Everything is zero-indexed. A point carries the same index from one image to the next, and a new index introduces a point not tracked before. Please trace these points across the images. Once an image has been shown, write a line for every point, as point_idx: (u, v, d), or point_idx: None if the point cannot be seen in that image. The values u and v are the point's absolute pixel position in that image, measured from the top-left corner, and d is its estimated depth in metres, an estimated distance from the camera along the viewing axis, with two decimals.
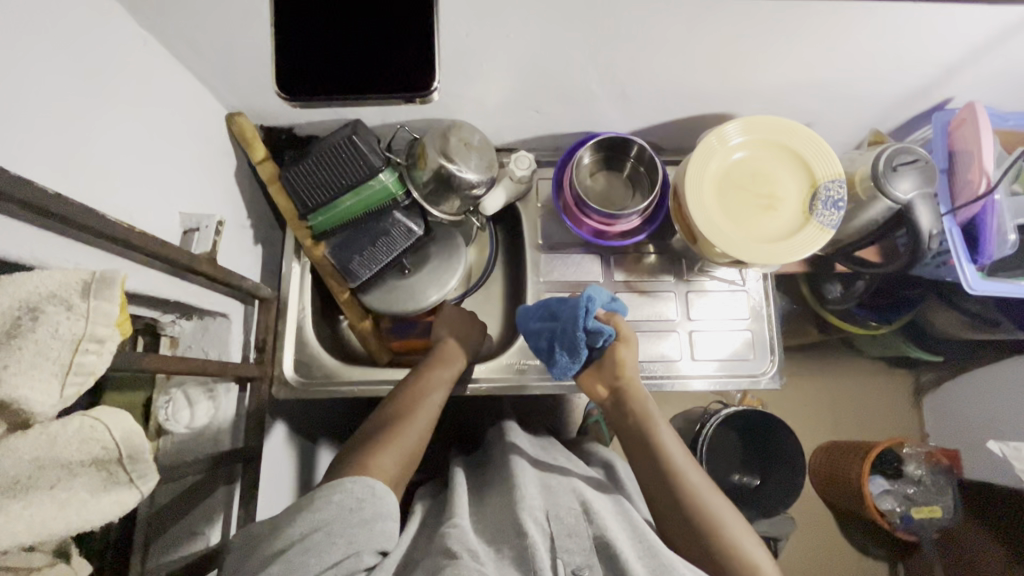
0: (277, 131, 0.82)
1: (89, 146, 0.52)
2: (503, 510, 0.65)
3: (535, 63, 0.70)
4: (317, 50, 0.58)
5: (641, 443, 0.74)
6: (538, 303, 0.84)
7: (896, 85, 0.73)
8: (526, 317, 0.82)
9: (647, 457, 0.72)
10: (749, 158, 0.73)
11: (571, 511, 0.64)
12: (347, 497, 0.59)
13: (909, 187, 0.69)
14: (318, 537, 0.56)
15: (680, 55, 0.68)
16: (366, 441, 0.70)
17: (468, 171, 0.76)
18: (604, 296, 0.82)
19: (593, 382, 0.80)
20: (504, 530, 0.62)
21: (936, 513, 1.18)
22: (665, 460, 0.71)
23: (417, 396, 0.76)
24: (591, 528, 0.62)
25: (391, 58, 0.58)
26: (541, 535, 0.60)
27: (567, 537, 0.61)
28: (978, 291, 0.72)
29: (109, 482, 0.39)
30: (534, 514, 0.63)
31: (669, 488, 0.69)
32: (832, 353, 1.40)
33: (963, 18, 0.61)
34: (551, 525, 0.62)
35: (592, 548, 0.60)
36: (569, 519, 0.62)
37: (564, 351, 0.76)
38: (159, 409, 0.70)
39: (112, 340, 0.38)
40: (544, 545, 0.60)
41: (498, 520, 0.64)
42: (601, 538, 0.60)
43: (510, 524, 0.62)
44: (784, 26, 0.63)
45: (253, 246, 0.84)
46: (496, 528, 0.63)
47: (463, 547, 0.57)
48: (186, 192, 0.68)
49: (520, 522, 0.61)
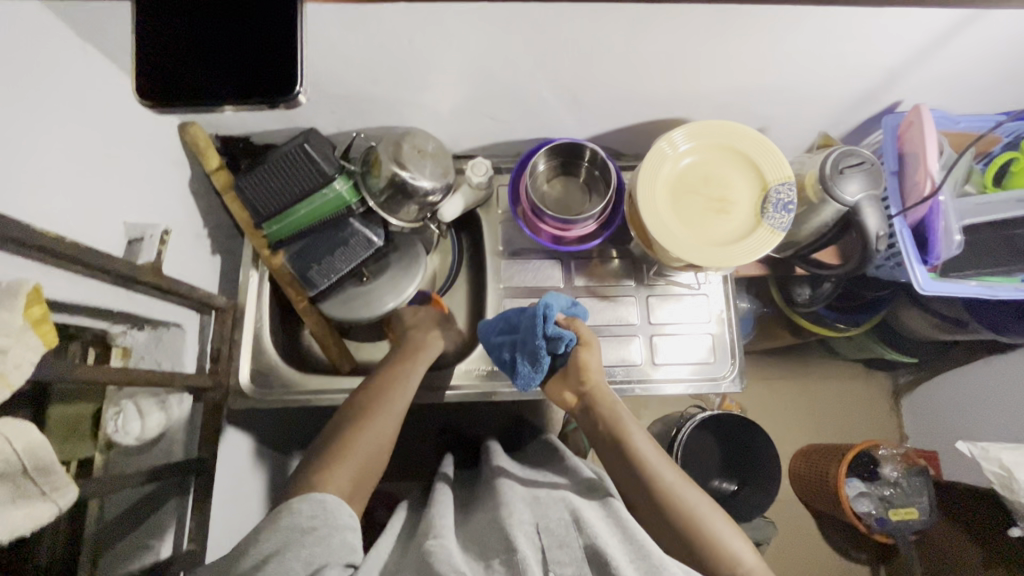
0: (233, 140, 0.82)
1: (25, 156, 0.52)
2: (489, 529, 0.62)
3: (485, 69, 0.70)
4: (186, 59, 0.52)
5: (614, 454, 0.73)
6: (498, 316, 0.83)
7: (843, 89, 0.74)
8: (487, 331, 0.81)
9: (619, 460, 0.72)
10: (698, 163, 0.74)
11: (561, 522, 0.60)
12: (296, 515, 0.58)
13: (856, 189, 0.70)
14: (273, 565, 0.54)
15: (626, 61, 0.69)
16: (326, 448, 0.70)
17: (421, 178, 0.76)
18: (564, 301, 0.81)
19: (559, 389, 0.79)
20: (491, 547, 0.58)
21: (914, 514, 1.17)
22: (638, 464, 0.70)
23: (390, 388, 0.76)
24: (581, 537, 0.58)
25: (261, 60, 0.52)
26: (530, 549, 0.57)
27: (558, 548, 0.57)
28: (929, 292, 0.73)
29: (17, 496, 0.39)
30: (523, 528, 0.60)
31: (645, 490, 0.69)
32: (807, 356, 1.40)
33: (900, 22, 0.61)
34: (541, 538, 0.59)
35: (583, 558, 0.56)
36: (559, 530, 0.59)
37: (525, 360, 0.75)
38: (109, 420, 0.70)
39: (16, 350, 0.38)
40: (535, 559, 0.56)
41: (483, 535, 0.62)
42: (592, 546, 0.56)
43: (496, 536, 0.60)
44: (725, 32, 0.63)
45: (210, 256, 0.83)
46: (481, 544, 0.60)
47: (452, 569, 0.53)
48: (131, 201, 0.67)
49: (508, 537, 0.58)
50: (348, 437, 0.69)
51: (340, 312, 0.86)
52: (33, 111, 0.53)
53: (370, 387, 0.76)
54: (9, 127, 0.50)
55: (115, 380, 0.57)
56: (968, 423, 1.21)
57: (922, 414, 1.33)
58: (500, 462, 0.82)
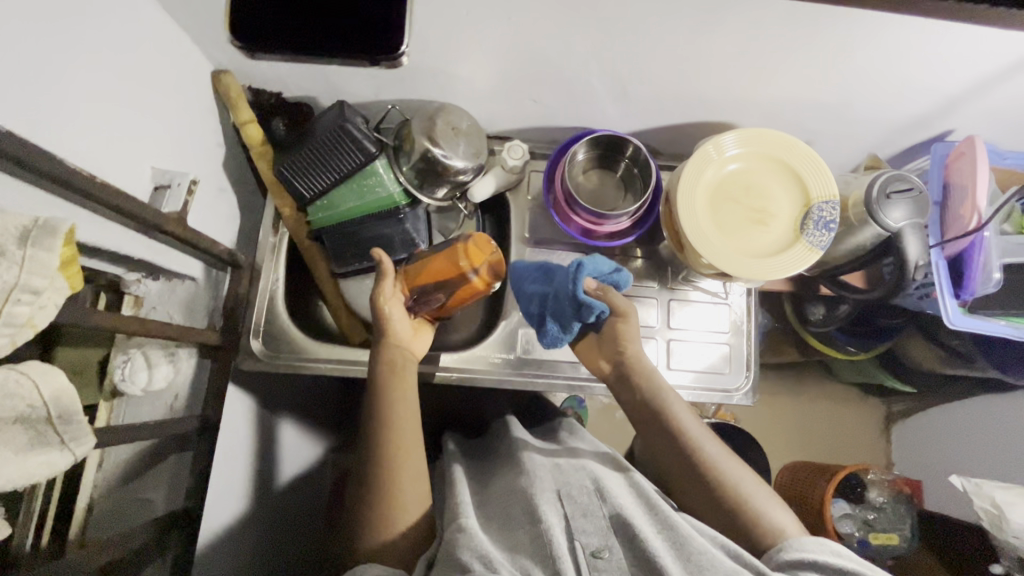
0: (266, 95, 0.78)
1: (65, 88, 0.50)
2: (510, 496, 0.63)
3: (538, 49, 0.68)
4: None
5: (651, 423, 0.71)
6: (534, 263, 0.81)
7: (898, 110, 0.73)
8: (520, 278, 0.80)
9: (659, 432, 0.70)
10: (744, 170, 0.72)
11: (583, 490, 0.62)
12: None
13: (900, 216, 0.69)
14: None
15: (685, 57, 0.67)
16: (368, 398, 0.69)
17: (454, 157, 0.74)
18: (604, 265, 0.77)
19: (593, 356, 0.77)
20: (514, 518, 0.60)
21: (895, 539, 1.12)
22: (680, 437, 0.69)
23: (405, 412, 0.67)
24: (605, 507, 0.60)
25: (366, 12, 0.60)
26: (555, 516, 0.58)
27: (582, 517, 0.59)
28: (957, 326, 0.72)
29: (38, 443, 0.38)
30: (546, 496, 0.61)
31: (688, 463, 0.67)
32: (807, 374, 1.41)
33: (975, 43, 0.60)
34: (564, 505, 0.60)
35: (608, 527, 0.58)
36: (582, 499, 0.61)
37: (554, 319, 0.74)
38: (116, 368, 0.68)
39: (48, 292, 0.37)
40: (559, 527, 0.57)
41: (505, 506, 0.62)
42: (618, 515, 0.59)
43: (520, 510, 0.60)
44: (792, 38, 0.62)
45: (231, 211, 0.81)
46: (505, 517, 0.61)
47: (477, 557, 0.53)
48: (161, 147, 0.65)
49: (533, 507, 0.59)
50: (388, 383, 0.68)
51: (361, 300, 0.88)
52: (74, 39, 0.50)
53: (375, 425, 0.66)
54: (48, 51, 0.47)
55: (131, 329, 0.55)
56: (956, 457, 1.22)
57: (912, 444, 1.34)
58: (519, 433, 0.80)
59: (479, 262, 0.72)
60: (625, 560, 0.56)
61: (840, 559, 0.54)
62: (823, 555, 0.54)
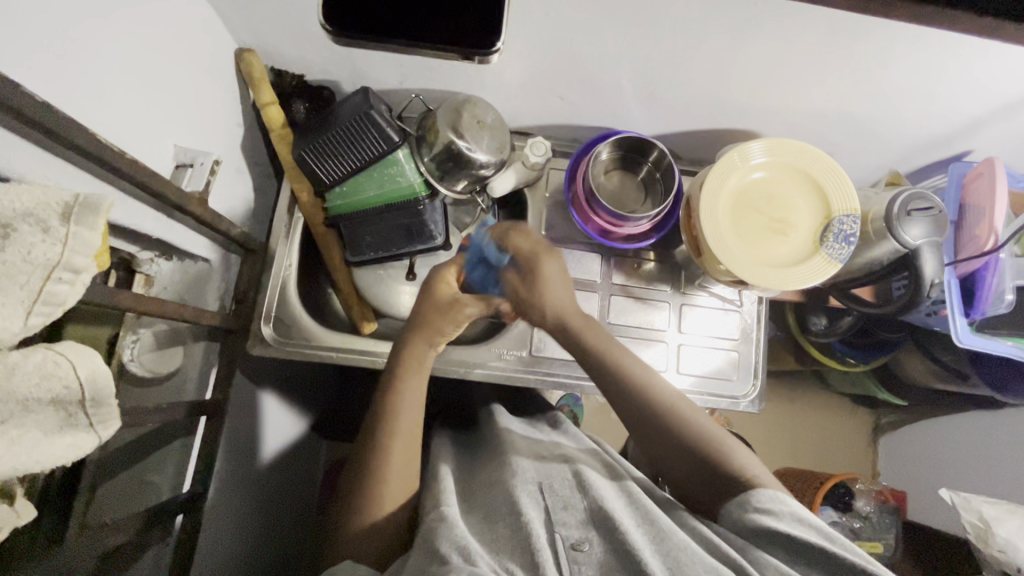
0: (289, 77, 0.77)
1: (92, 63, 0.48)
2: (494, 488, 0.64)
3: (571, 47, 0.68)
4: None
5: (627, 399, 0.68)
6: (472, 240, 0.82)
7: (923, 128, 0.74)
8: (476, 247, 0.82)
9: (633, 405, 0.68)
10: (767, 179, 0.73)
11: (565, 483, 0.64)
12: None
13: (918, 234, 0.70)
14: None
15: (717, 65, 0.67)
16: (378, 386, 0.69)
17: (478, 151, 0.74)
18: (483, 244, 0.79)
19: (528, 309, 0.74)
20: (496, 509, 0.60)
21: (879, 549, 1.11)
22: (656, 409, 0.67)
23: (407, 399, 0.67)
24: (585, 500, 0.61)
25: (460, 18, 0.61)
26: (535, 510, 0.59)
27: (563, 510, 0.60)
28: (966, 344, 0.73)
29: (66, 425, 0.38)
30: (527, 488, 0.62)
31: (669, 435, 0.66)
32: (801, 382, 1.43)
33: (1004, 66, 0.60)
34: (546, 497, 0.62)
35: (587, 521, 0.59)
36: (564, 492, 0.62)
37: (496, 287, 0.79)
38: (125, 348, 0.67)
39: (87, 272, 0.37)
40: (539, 520, 0.58)
41: (487, 497, 0.63)
42: (596, 507, 0.59)
43: (503, 501, 0.61)
44: (826, 50, 0.62)
45: (246, 192, 0.80)
46: (487, 508, 0.61)
47: (456, 550, 0.52)
48: (182, 124, 0.64)
49: (515, 498, 0.60)
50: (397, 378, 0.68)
51: (373, 289, 0.87)
52: (106, 10, 0.49)
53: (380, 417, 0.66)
54: (82, 24, 0.46)
55: (148, 310, 0.54)
56: (939, 468, 1.24)
57: (898, 454, 1.36)
58: (504, 422, 0.79)
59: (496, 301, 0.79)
60: (603, 553, 0.55)
61: (798, 528, 0.55)
62: (782, 523, 0.56)
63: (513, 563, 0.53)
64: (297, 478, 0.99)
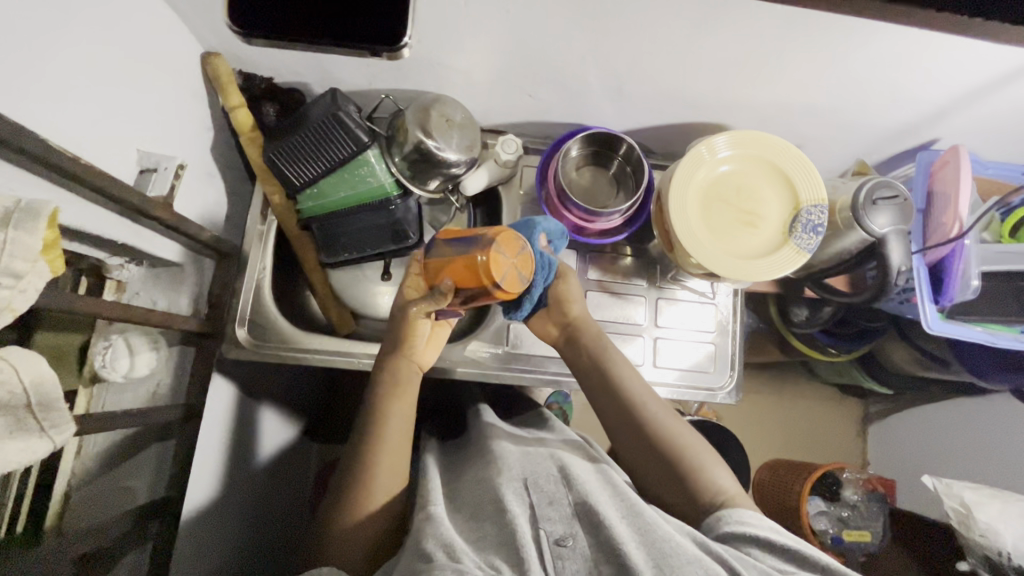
0: (257, 80, 0.77)
1: (48, 69, 0.48)
2: (477, 487, 0.64)
3: (534, 45, 0.68)
4: None
5: (618, 413, 0.72)
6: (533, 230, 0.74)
7: (888, 118, 0.74)
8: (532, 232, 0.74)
9: (625, 419, 0.71)
10: (736, 172, 0.73)
11: (550, 478, 0.64)
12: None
13: (885, 222, 0.70)
14: None
15: (680, 58, 0.67)
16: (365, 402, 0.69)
17: (447, 149, 0.74)
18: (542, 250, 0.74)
19: (542, 323, 0.78)
20: (480, 507, 0.61)
21: (866, 537, 1.11)
22: (645, 429, 0.70)
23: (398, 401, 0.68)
24: (570, 494, 0.61)
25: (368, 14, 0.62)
26: (520, 506, 0.59)
27: (548, 505, 0.60)
28: (935, 331, 0.74)
29: (17, 429, 0.39)
30: (513, 485, 0.62)
31: (655, 455, 0.69)
32: (788, 374, 1.43)
33: (968, 53, 0.61)
34: (531, 494, 0.61)
35: (573, 515, 0.59)
36: (548, 487, 0.62)
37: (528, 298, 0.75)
38: (97, 354, 0.66)
39: (31, 276, 0.37)
40: (525, 516, 0.58)
41: (472, 497, 0.63)
42: (582, 503, 0.59)
43: (486, 499, 0.61)
44: (785, 41, 0.62)
45: (218, 197, 0.80)
46: (470, 507, 0.62)
47: (440, 547, 0.53)
48: (148, 129, 0.64)
49: (498, 497, 0.60)
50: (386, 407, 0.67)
51: (349, 291, 0.88)
52: (64, 20, 0.49)
53: (377, 437, 0.65)
54: (39, 33, 0.47)
55: (116, 316, 0.53)
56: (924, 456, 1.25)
57: (885, 443, 1.36)
58: (490, 418, 0.80)
59: (499, 273, 0.63)
60: (589, 547, 0.56)
61: (776, 532, 0.57)
62: (757, 528, 0.58)
63: (499, 560, 0.53)
64: (284, 480, 0.99)
